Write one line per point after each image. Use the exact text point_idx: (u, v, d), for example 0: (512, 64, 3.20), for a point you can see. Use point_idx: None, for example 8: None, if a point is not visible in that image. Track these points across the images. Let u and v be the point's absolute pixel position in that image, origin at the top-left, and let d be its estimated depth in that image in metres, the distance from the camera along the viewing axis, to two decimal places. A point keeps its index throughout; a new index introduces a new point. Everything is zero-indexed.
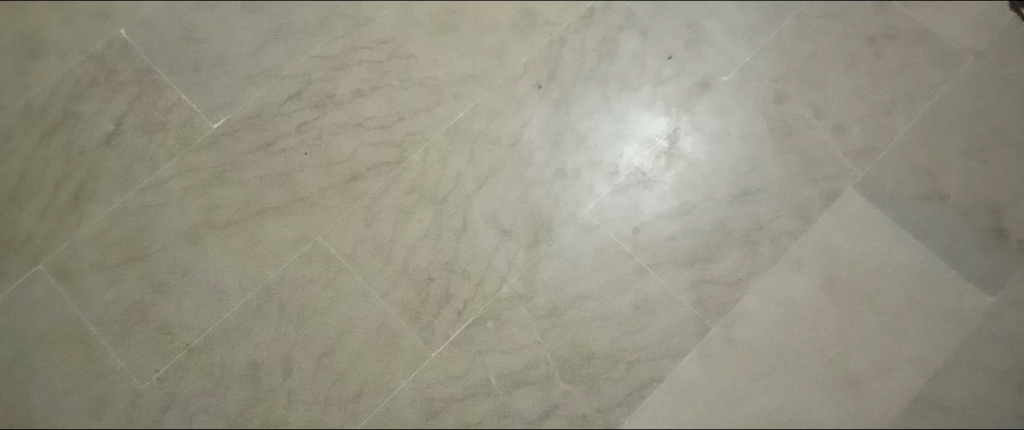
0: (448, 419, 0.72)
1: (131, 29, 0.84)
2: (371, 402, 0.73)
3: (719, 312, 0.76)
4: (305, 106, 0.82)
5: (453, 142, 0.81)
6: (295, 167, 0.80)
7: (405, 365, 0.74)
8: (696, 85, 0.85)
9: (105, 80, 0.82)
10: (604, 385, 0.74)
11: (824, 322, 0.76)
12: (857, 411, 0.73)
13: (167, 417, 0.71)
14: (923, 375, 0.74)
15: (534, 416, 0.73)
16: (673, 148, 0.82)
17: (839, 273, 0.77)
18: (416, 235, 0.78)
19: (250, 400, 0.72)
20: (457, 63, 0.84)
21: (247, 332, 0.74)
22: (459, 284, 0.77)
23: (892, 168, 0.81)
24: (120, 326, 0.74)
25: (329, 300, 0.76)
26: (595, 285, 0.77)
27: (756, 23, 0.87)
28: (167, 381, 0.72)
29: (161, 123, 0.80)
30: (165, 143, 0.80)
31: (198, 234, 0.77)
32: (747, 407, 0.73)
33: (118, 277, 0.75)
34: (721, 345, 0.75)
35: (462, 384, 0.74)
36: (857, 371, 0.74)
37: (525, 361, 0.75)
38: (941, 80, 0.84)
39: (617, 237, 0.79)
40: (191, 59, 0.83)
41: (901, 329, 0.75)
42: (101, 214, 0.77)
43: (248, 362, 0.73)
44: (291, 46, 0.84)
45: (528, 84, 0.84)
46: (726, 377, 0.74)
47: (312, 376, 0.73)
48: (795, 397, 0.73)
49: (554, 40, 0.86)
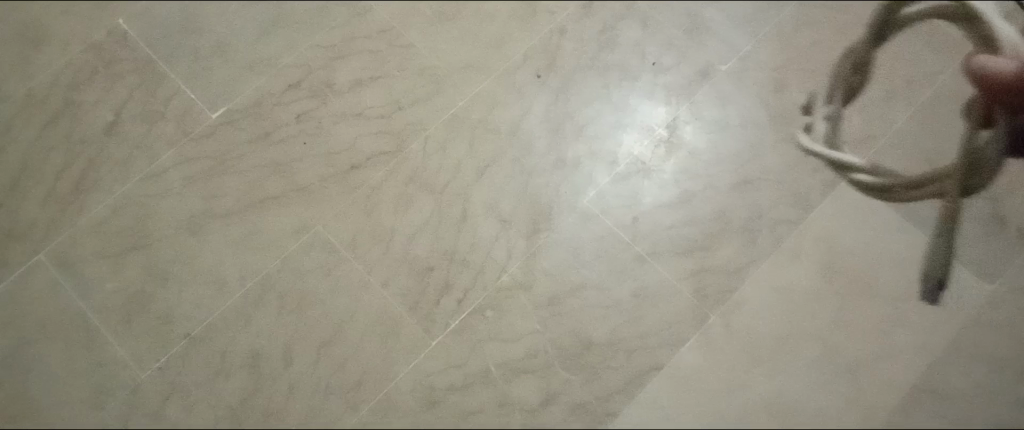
0: (450, 407, 0.74)
1: (129, 19, 0.84)
2: (371, 390, 0.74)
3: (718, 301, 0.77)
4: (303, 95, 0.82)
5: (452, 131, 0.81)
6: (295, 157, 0.80)
7: (405, 354, 0.75)
8: (696, 73, 0.84)
9: (105, 70, 0.81)
10: (603, 373, 0.75)
11: (822, 312, 0.76)
12: (856, 398, 0.74)
13: (168, 405, 0.72)
14: (922, 364, 0.75)
15: (533, 404, 0.74)
16: (673, 137, 0.82)
17: (838, 262, 0.78)
18: (416, 223, 0.78)
19: (251, 390, 0.73)
20: (456, 52, 0.84)
21: (248, 322, 0.75)
22: (459, 273, 0.77)
23: (892, 158, 0.80)
24: (121, 316, 0.74)
25: (329, 290, 0.76)
26: (596, 274, 0.77)
27: (757, 12, 0.87)
28: (169, 370, 0.73)
29: (161, 113, 0.80)
30: (165, 133, 0.79)
31: (198, 223, 0.77)
32: (747, 395, 0.74)
33: (119, 267, 0.75)
34: (720, 333, 0.76)
35: (462, 372, 0.74)
36: (855, 359, 0.75)
37: (525, 350, 0.75)
38: (940, 69, 0.84)
39: (616, 225, 0.79)
40: (190, 49, 0.83)
41: (899, 317, 0.76)
42: (102, 204, 0.77)
43: (248, 352, 0.74)
44: (290, 36, 0.84)
45: (528, 73, 0.84)
46: (724, 366, 0.75)
47: (312, 365, 0.74)
48: (794, 386, 0.74)
49: (554, 28, 0.85)
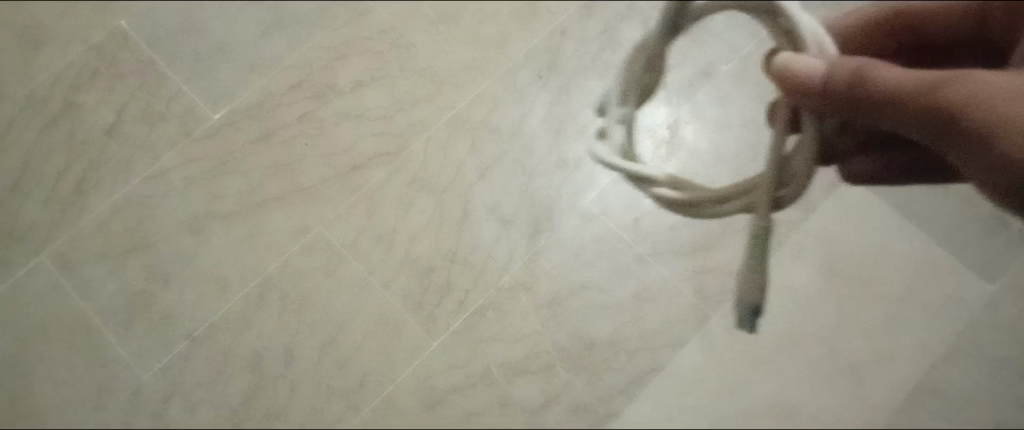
0: (450, 408, 0.75)
1: (131, 20, 0.83)
2: (372, 391, 0.75)
3: (720, 301, 0.77)
4: (305, 96, 0.82)
5: (453, 132, 0.81)
6: (296, 158, 0.79)
7: (406, 354, 0.75)
8: (697, 74, 0.85)
9: (106, 70, 0.80)
10: (605, 374, 0.75)
11: (823, 313, 0.77)
12: (857, 400, 0.75)
13: (170, 405, 0.75)
14: (923, 364, 0.76)
15: (534, 405, 0.75)
16: (675, 137, 0.80)
17: (839, 263, 0.78)
18: (417, 226, 0.77)
19: (254, 390, 0.75)
20: (457, 53, 0.84)
21: (249, 323, 0.75)
22: (461, 274, 0.76)
23: None
24: (122, 317, 0.74)
25: (330, 291, 0.75)
26: (597, 274, 0.77)
27: (736, 21, 0.86)
28: (171, 370, 0.74)
29: (162, 114, 0.80)
30: (166, 133, 0.79)
31: (199, 224, 0.77)
32: (746, 396, 0.76)
33: (120, 267, 0.76)
34: (722, 333, 0.76)
35: (463, 372, 0.75)
36: (856, 360, 0.76)
37: (526, 351, 0.75)
38: None
39: (618, 226, 0.78)
40: (192, 50, 0.83)
41: (899, 318, 0.77)
42: (103, 204, 0.76)
43: (250, 353, 0.74)
44: (291, 36, 0.84)
45: (528, 74, 0.84)
46: (725, 366, 0.76)
47: (314, 366, 0.75)
48: (795, 386, 0.76)
49: (555, 29, 0.85)
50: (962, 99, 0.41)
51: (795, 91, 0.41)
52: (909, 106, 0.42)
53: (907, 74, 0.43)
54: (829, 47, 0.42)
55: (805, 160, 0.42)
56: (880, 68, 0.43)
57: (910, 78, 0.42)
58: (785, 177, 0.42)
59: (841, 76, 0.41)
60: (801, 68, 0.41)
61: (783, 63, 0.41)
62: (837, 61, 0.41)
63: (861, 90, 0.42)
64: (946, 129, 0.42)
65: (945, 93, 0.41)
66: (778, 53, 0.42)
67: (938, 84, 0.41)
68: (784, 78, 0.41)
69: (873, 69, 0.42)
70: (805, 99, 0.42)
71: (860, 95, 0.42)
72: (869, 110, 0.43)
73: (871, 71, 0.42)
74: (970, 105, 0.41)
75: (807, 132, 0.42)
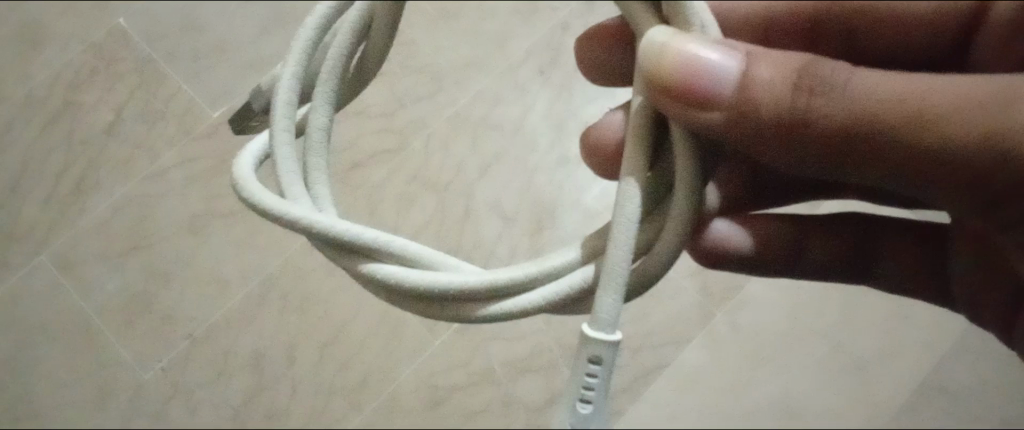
0: (451, 405, 0.77)
1: (130, 18, 0.84)
2: (373, 390, 0.77)
3: (725, 298, 0.76)
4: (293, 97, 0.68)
5: (454, 128, 0.80)
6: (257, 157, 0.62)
7: (410, 351, 0.76)
8: None
9: (105, 68, 0.78)
10: None
11: (828, 309, 0.76)
12: (863, 397, 0.75)
13: (172, 404, 0.77)
14: (928, 361, 0.75)
15: (538, 404, 0.76)
16: None
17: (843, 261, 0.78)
18: None
19: (254, 391, 0.76)
20: (456, 49, 0.83)
21: (250, 322, 0.74)
22: None
23: None
24: (122, 316, 0.76)
25: (331, 288, 0.72)
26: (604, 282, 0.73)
27: None
28: (172, 371, 0.76)
29: (161, 113, 0.74)
30: (166, 133, 0.73)
31: (199, 224, 0.74)
32: (750, 394, 0.75)
33: (122, 268, 0.77)
34: (726, 331, 0.76)
35: (466, 371, 0.77)
36: (861, 357, 0.76)
37: (528, 350, 0.76)
38: None
39: None
40: (191, 48, 0.83)
41: (903, 312, 0.77)
42: (101, 205, 0.74)
43: (254, 351, 0.74)
44: (289, 31, 0.82)
45: (528, 71, 0.83)
46: (727, 363, 0.76)
47: (317, 364, 0.75)
48: (800, 384, 0.75)
49: (557, 24, 0.85)
50: (939, 112, 0.35)
51: (687, 102, 0.35)
52: (871, 122, 0.35)
53: (850, 84, 0.36)
54: (711, 34, 0.37)
55: (665, 243, 0.35)
56: (817, 74, 0.36)
57: (870, 81, 0.36)
58: (657, 224, 0.36)
59: (750, 85, 0.37)
60: (689, 67, 0.35)
61: (665, 59, 0.35)
62: (747, 66, 0.37)
63: (795, 98, 0.36)
64: (917, 148, 0.35)
65: (923, 97, 0.35)
66: (647, 40, 0.36)
67: (907, 92, 0.35)
68: (666, 87, 0.35)
69: (808, 78, 0.36)
70: (701, 107, 0.36)
71: (785, 110, 0.36)
72: (805, 126, 0.36)
73: (797, 81, 0.36)
74: (958, 118, 0.35)
75: (682, 158, 0.35)
